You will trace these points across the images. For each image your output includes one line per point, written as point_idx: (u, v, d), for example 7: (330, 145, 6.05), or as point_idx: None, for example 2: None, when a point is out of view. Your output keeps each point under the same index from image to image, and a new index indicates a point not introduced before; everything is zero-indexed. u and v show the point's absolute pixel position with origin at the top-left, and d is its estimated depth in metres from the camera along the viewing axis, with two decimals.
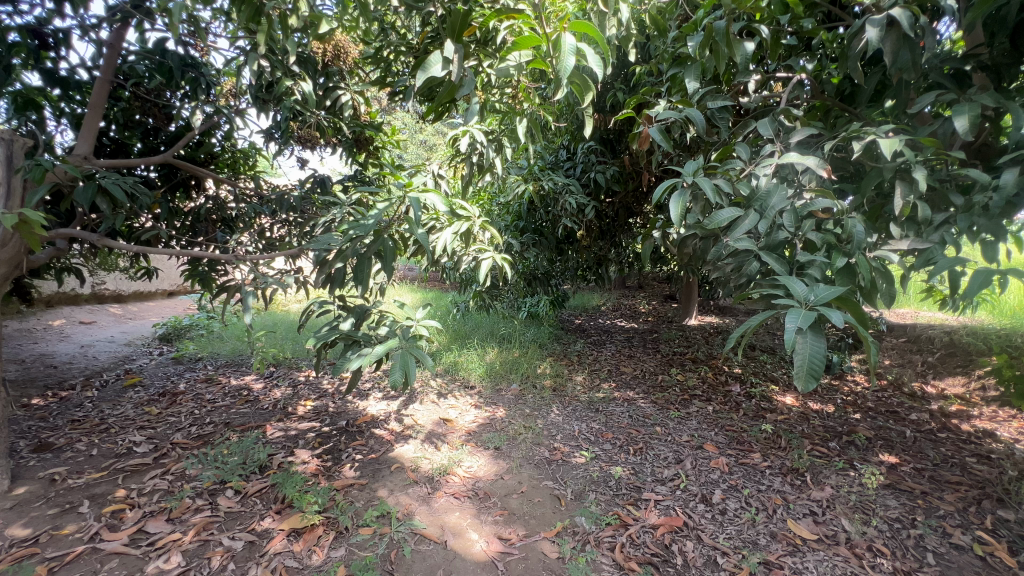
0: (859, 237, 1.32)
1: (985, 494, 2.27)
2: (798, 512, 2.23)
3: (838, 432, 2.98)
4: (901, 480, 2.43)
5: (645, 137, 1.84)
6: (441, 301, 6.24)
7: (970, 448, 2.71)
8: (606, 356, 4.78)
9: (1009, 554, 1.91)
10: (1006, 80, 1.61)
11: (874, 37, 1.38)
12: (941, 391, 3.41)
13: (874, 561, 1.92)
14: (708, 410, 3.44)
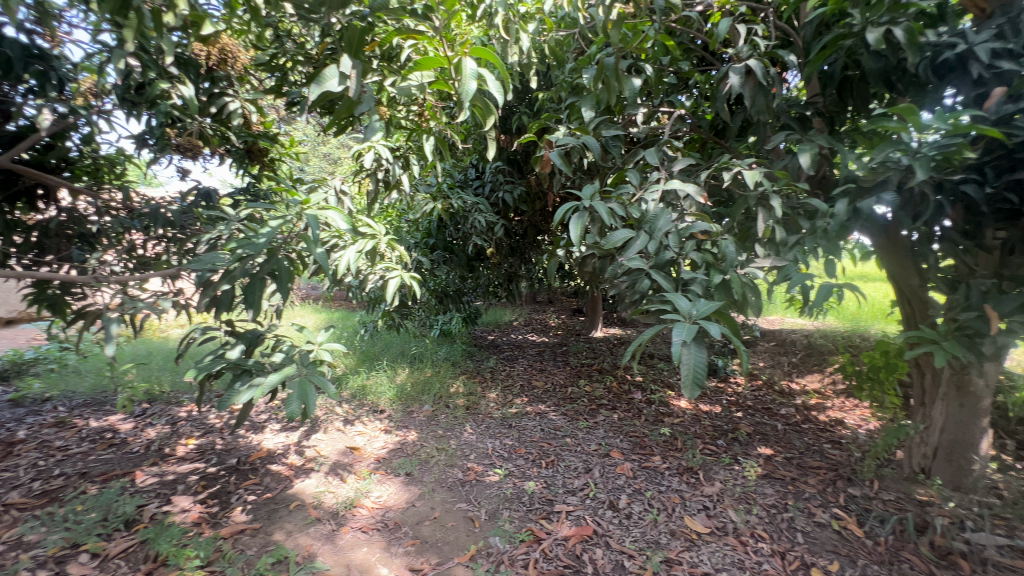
0: (731, 256, 1.49)
1: (838, 475, 2.64)
2: (693, 509, 2.41)
3: (724, 430, 3.29)
4: (775, 469, 2.74)
5: (546, 161, 1.93)
6: (348, 321, 5.93)
7: (827, 436, 3.14)
8: (518, 371, 4.85)
9: (858, 525, 2.23)
10: (838, 124, 1.92)
11: (736, 83, 1.61)
12: (803, 387, 3.92)
13: (756, 546, 2.13)
14: (613, 418, 3.62)
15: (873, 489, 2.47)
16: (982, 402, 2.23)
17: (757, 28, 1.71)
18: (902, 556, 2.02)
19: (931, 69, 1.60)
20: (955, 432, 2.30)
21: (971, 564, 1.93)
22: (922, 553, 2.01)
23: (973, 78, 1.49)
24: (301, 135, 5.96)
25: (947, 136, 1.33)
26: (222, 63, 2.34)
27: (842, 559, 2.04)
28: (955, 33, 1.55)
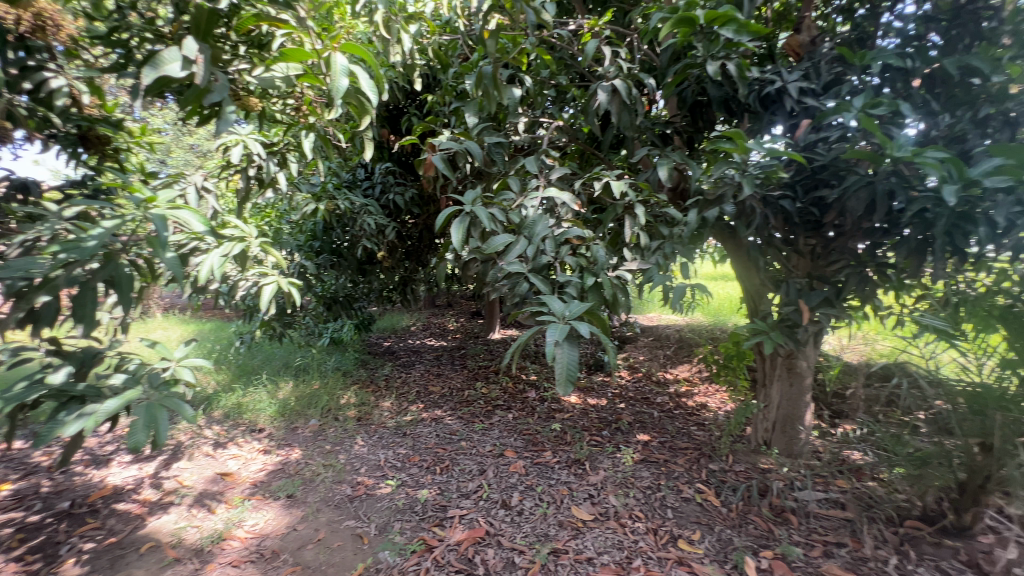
0: (602, 260, 1.60)
1: (702, 453, 2.97)
2: (579, 498, 2.55)
3: (609, 421, 3.54)
4: (651, 453, 3.01)
5: (430, 165, 1.92)
6: (222, 332, 5.33)
7: (694, 420, 3.52)
8: (414, 377, 4.74)
9: (716, 495, 2.53)
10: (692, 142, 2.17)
11: (603, 100, 1.76)
12: (676, 376, 4.34)
13: (633, 526, 2.32)
14: (508, 418, 3.70)
15: (729, 462, 2.82)
16: (805, 379, 2.68)
17: (621, 52, 1.88)
18: (749, 518, 2.33)
19: (759, 101, 1.88)
20: (788, 407, 2.72)
21: (799, 518, 2.28)
22: (764, 513, 2.34)
23: (788, 110, 1.78)
24: (159, 123, 5.23)
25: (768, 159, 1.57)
26: (40, 32, 1.94)
27: (703, 528, 2.29)
28: (775, 72, 1.85)
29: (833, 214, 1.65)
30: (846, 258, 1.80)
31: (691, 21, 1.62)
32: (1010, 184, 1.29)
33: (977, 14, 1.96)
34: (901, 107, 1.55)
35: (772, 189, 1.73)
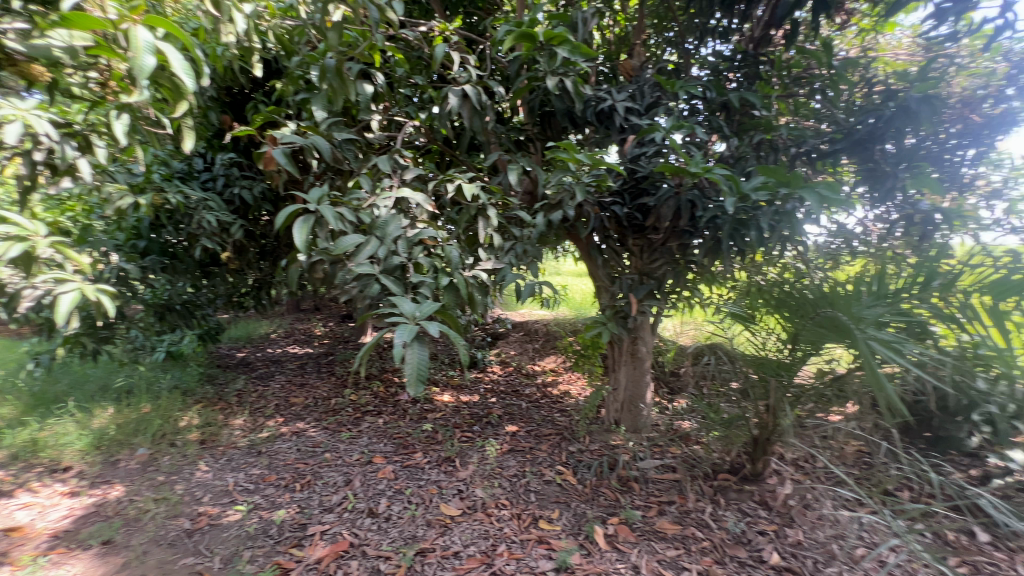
0: (455, 260, 1.64)
1: (563, 437, 3.21)
2: (448, 495, 2.58)
3: (480, 416, 3.63)
4: (518, 442, 3.17)
5: (270, 158, 1.79)
6: (10, 354, 4.29)
7: (558, 407, 3.77)
8: (272, 388, 4.33)
9: (573, 473, 2.76)
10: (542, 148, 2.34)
11: (454, 104, 1.82)
12: (543, 368, 4.60)
13: (499, 514, 2.42)
14: (378, 423, 3.58)
15: (585, 443, 3.10)
16: (645, 362, 3.06)
17: (471, 59, 1.95)
18: (600, 491, 2.59)
19: (595, 116, 2.10)
20: (632, 388, 3.08)
21: (640, 484, 2.60)
22: (612, 485, 2.62)
23: (617, 126, 2.02)
24: None
25: (596, 169, 1.77)
26: None
27: (561, 506, 2.48)
28: (608, 91, 2.08)
29: (651, 219, 1.90)
30: (664, 256, 2.09)
31: (531, 37, 1.76)
32: (769, 199, 1.61)
33: (756, 59, 2.44)
34: (696, 130, 1.88)
35: (604, 196, 1.95)
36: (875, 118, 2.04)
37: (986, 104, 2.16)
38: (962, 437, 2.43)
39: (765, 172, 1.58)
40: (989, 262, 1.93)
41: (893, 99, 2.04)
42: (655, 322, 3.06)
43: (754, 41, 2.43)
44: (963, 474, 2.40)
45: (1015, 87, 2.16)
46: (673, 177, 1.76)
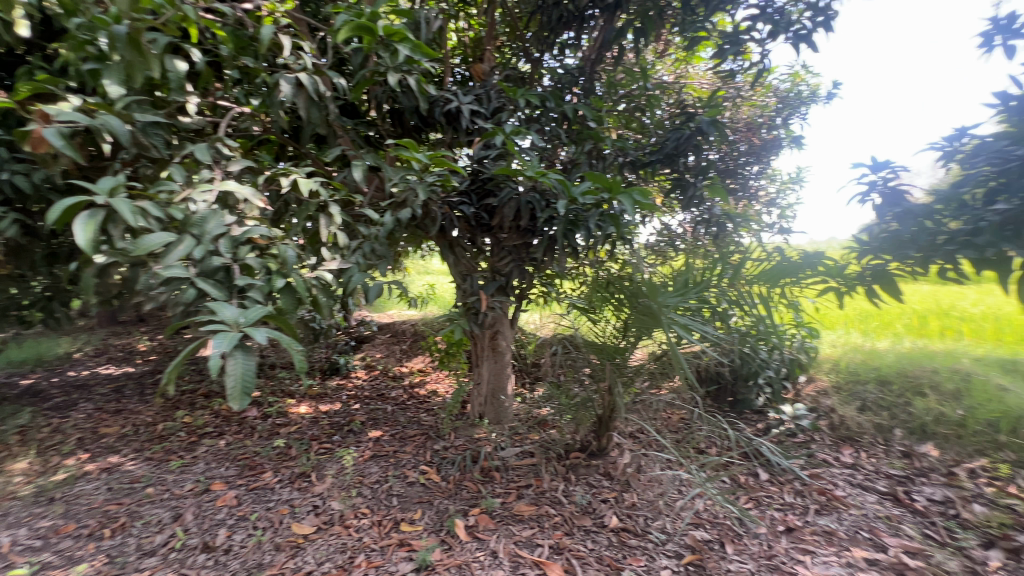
0: (291, 260, 1.52)
1: (427, 437, 3.19)
2: (301, 513, 2.40)
3: (341, 425, 3.43)
4: (381, 447, 3.07)
5: (42, 140, 1.47)
6: None
7: (424, 407, 3.73)
8: (74, 419, 3.56)
9: (437, 471, 2.77)
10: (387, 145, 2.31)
11: (286, 93, 1.69)
12: (410, 368, 4.50)
13: (358, 524, 2.33)
14: (218, 445, 3.17)
15: (450, 439, 3.12)
16: (505, 355, 3.19)
17: (306, 45, 1.82)
18: (463, 485, 2.63)
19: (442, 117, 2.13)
20: (494, 381, 3.19)
21: (500, 473, 2.72)
22: (475, 477, 2.69)
23: (463, 128, 2.08)
24: None
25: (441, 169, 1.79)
26: None
27: (424, 505, 2.47)
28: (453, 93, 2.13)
29: (495, 219, 1.99)
30: (512, 254, 2.20)
31: (371, 30, 1.71)
32: (594, 202, 1.79)
33: (592, 76, 2.68)
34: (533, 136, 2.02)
35: (451, 195, 1.98)
36: (680, 136, 2.39)
37: (763, 130, 3.11)
38: (752, 398, 2.99)
39: (590, 178, 1.74)
40: (770, 255, 2.29)
41: (693, 121, 2.41)
42: (514, 317, 3.20)
43: (590, 60, 2.66)
44: (753, 428, 2.96)
45: (779, 118, 3.16)
46: (513, 179, 1.87)
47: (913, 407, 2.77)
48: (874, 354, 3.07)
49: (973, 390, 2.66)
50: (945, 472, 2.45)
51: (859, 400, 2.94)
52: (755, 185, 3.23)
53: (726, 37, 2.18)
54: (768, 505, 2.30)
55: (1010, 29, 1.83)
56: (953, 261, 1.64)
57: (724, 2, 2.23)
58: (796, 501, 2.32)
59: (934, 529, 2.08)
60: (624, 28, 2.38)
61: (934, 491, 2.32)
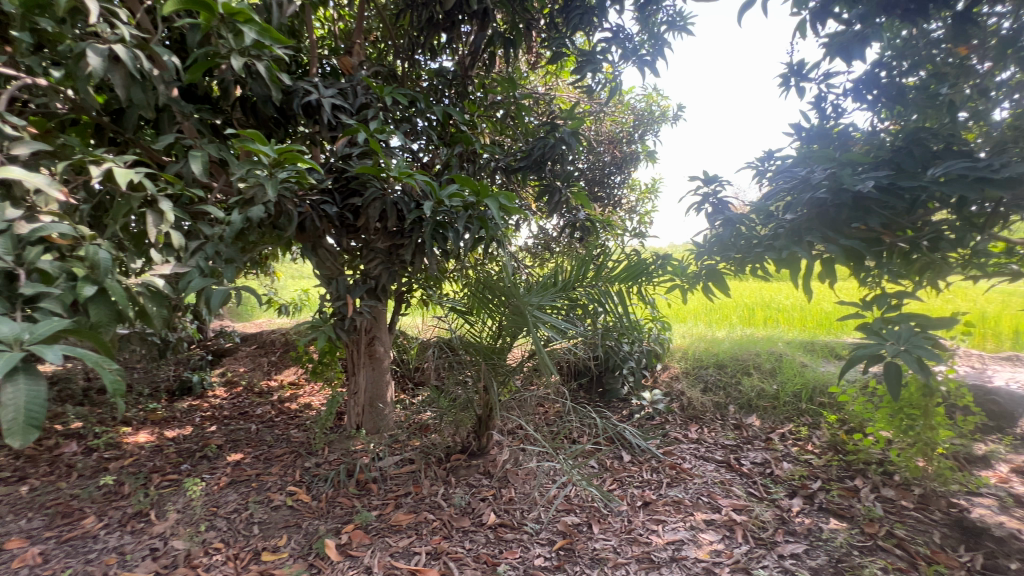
0: (105, 263, 1.26)
1: (298, 454, 2.94)
2: (135, 561, 2.06)
3: (192, 451, 3.00)
4: (241, 472, 2.76)
5: None
6: None
7: (295, 422, 3.42)
8: None
9: (307, 491, 2.56)
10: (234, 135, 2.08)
11: (96, 66, 1.41)
12: (280, 382, 4.10)
13: (209, 562, 2.07)
14: (19, 492, 2.57)
15: (324, 455, 2.91)
16: (384, 361, 3.05)
17: (123, 13, 1.54)
18: (336, 501, 2.47)
19: (302, 109, 2.02)
20: (372, 389, 3.02)
21: (378, 484, 2.61)
22: (350, 491, 2.54)
23: (325, 122, 1.98)
24: None
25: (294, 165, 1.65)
26: None
27: (290, 529, 2.27)
28: (313, 84, 2.03)
29: (361, 219, 1.91)
30: (381, 257, 2.12)
31: (208, 6, 1.49)
32: (462, 205, 1.82)
33: (466, 82, 2.64)
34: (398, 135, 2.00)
35: (310, 193, 1.85)
36: (545, 145, 2.54)
37: (624, 144, 3.47)
38: (617, 386, 3.33)
39: (457, 181, 1.75)
40: (626, 255, 2.48)
41: (556, 131, 2.59)
42: (392, 321, 3.09)
43: (465, 65, 2.62)
44: (618, 414, 3.24)
45: (636, 133, 3.56)
46: (379, 178, 1.82)
47: (742, 385, 3.26)
48: (714, 342, 3.67)
49: (784, 368, 3.26)
50: (763, 438, 2.92)
51: (702, 382, 3.38)
52: (618, 193, 3.55)
53: (584, 55, 2.34)
54: (629, 484, 2.53)
55: (801, 72, 2.25)
56: (761, 260, 1.92)
57: (583, 21, 2.25)
58: (652, 477, 2.59)
59: (755, 487, 2.47)
60: (496, 37, 2.44)
61: (757, 455, 2.75)
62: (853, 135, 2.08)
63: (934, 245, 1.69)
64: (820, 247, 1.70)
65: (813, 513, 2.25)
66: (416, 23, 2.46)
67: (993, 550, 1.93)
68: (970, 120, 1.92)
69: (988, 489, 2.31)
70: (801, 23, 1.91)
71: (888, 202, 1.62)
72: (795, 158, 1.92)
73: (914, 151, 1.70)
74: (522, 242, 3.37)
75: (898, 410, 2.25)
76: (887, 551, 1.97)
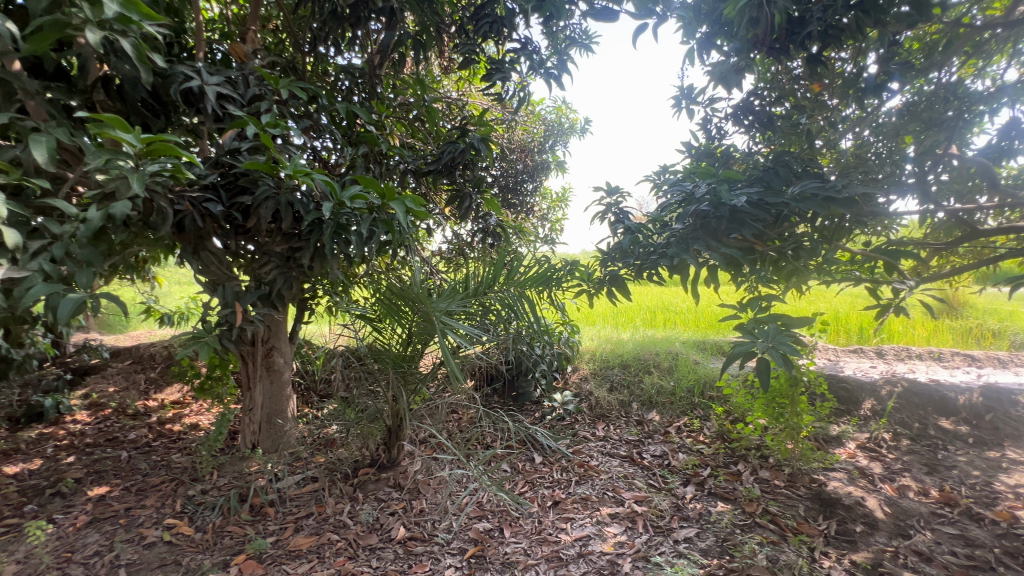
0: None
1: (179, 482, 2.62)
2: None
3: (41, 489, 2.54)
4: (105, 508, 2.38)
5: None
6: None
7: (177, 446, 3.04)
8: None
9: (189, 522, 2.29)
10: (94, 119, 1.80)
11: None
12: (160, 402, 3.62)
13: None
14: None
15: (212, 480, 2.62)
16: (283, 374, 2.81)
17: None
18: (225, 531, 2.23)
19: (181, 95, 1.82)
20: (270, 404, 2.78)
21: (275, 507, 2.40)
22: (241, 519, 2.31)
23: (209, 111, 1.80)
24: None
25: (167, 156, 1.47)
26: None
27: (168, 568, 2.01)
28: (195, 69, 1.83)
29: (251, 220, 1.75)
30: (276, 261, 1.96)
31: None
32: (366, 207, 1.74)
33: (375, 81, 2.53)
34: (294, 131, 1.87)
35: (189, 189, 1.65)
36: (454, 150, 2.50)
37: (534, 154, 3.58)
38: (530, 390, 3.39)
39: (360, 182, 1.68)
40: (537, 262, 2.52)
41: (465, 136, 2.57)
42: (294, 331, 2.87)
43: (373, 63, 2.52)
44: (531, 417, 3.31)
45: (546, 143, 3.68)
46: (272, 175, 1.69)
47: (643, 383, 3.49)
48: (619, 344, 3.91)
49: (680, 366, 3.54)
50: (662, 432, 3.13)
51: (609, 382, 3.57)
52: (530, 201, 3.64)
53: (494, 63, 2.36)
54: (540, 485, 2.58)
55: (691, 96, 2.47)
56: (656, 268, 2.03)
57: (492, 30, 2.26)
58: (562, 477, 2.67)
59: (655, 478, 2.65)
60: (405, 38, 2.38)
61: (656, 448, 2.95)
62: (734, 155, 2.33)
63: (797, 253, 1.91)
64: (705, 256, 1.85)
65: (704, 498, 2.46)
66: (319, 15, 2.32)
67: (844, 516, 2.24)
68: (824, 146, 2.32)
69: (840, 465, 2.69)
70: (690, 51, 2.09)
71: (759, 215, 1.80)
72: (684, 174, 2.10)
73: (779, 171, 1.93)
74: (436, 247, 3.34)
75: (771, 400, 2.55)
76: (763, 527, 2.20)
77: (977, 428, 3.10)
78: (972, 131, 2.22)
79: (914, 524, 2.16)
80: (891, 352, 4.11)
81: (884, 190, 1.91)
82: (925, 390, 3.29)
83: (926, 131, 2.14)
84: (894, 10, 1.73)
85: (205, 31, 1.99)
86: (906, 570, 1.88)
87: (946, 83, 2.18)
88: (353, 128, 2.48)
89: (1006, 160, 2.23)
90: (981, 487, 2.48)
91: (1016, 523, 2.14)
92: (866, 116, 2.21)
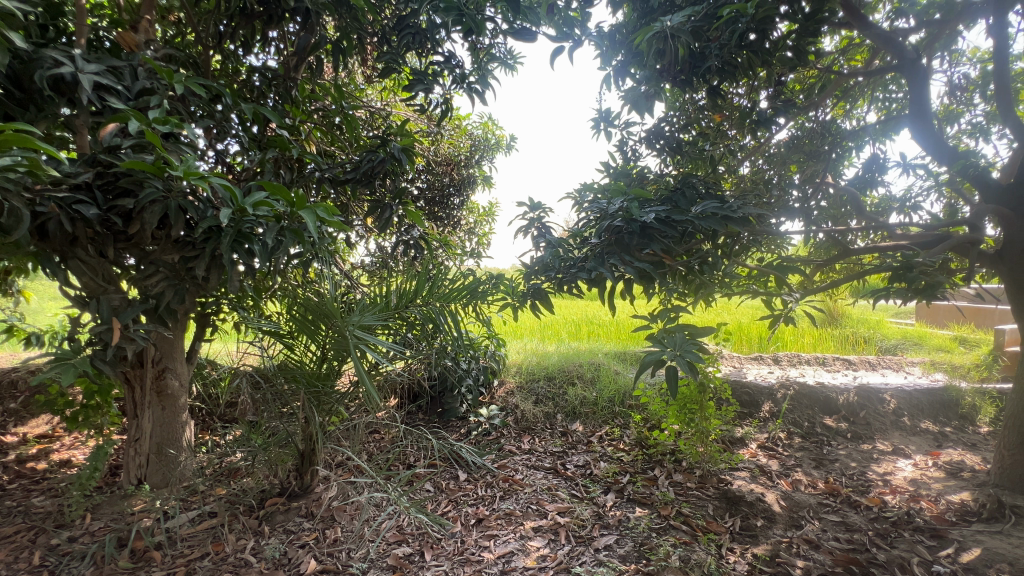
0: None
1: (40, 531, 2.23)
2: None
3: None
4: None
5: None
6: None
7: (39, 488, 2.60)
8: None
9: None
10: None
11: None
12: (21, 436, 3.10)
13: None
14: None
15: (83, 525, 2.26)
16: (178, 400, 2.51)
17: None
18: None
19: (50, 84, 1.60)
20: (161, 433, 2.47)
21: (162, 551, 2.12)
22: (119, 567, 2.01)
23: (84, 103, 1.60)
24: None
25: (23, 147, 1.27)
26: None
27: None
28: (68, 54, 1.62)
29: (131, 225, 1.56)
30: (165, 272, 1.75)
31: None
32: (271, 215, 1.59)
33: (289, 83, 2.41)
34: (189, 130, 1.70)
35: (55, 188, 1.45)
36: (374, 159, 2.41)
37: (461, 168, 3.57)
38: (456, 406, 3.32)
39: (266, 188, 1.53)
40: (462, 277, 2.48)
41: (386, 147, 2.49)
42: (192, 350, 2.58)
43: (289, 65, 2.41)
44: (456, 433, 3.24)
45: (471, 158, 3.68)
46: (160, 177, 1.51)
47: (568, 395, 3.56)
48: (544, 357, 3.99)
49: (602, 377, 3.67)
50: (585, 441, 3.19)
51: (534, 395, 3.61)
52: (455, 215, 3.64)
53: (415, 74, 2.31)
54: (463, 503, 2.52)
55: (608, 119, 2.61)
56: (576, 281, 2.05)
57: (415, 42, 2.24)
58: (486, 493, 2.63)
59: (577, 488, 2.69)
60: (322, 42, 2.26)
61: (579, 458, 3.00)
62: (648, 177, 2.48)
63: (701, 266, 2.05)
64: (620, 269, 1.89)
65: (623, 505, 2.53)
66: (227, 9, 2.15)
67: (747, 513, 2.40)
68: (726, 172, 2.53)
69: (744, 464, 2.90)
70: (606, 77, 2.21)
71: (667, 232, 1.90)
72: (600, 191, 2.20)
73: (685, 192, 2.08)
74: (357, 260, 3.22)
75: (682, 406, 2.71)
76: (676, 528, 2.30)
77: (854, 424, 3.51)
78: (843, 163, 2.56)
79: (805, 515, 2.37)
80: (784, 358, 4.54)
81: (774, 212, 2.11)
82: (813, 391, 3.68)
83: (807, 161, 2.47)
84: (779, 53, 1.94)
85: (86, 13, 1.77)
86: (798, 558, 2.05)
87: (821, 121, 2.50)
88: (264, 133, 2.34)
89: (870, 189, 2.59)
90: (858, 476, 2.79)
91: (884, 507, 2.42)
92: (760, 146, 2.46)
